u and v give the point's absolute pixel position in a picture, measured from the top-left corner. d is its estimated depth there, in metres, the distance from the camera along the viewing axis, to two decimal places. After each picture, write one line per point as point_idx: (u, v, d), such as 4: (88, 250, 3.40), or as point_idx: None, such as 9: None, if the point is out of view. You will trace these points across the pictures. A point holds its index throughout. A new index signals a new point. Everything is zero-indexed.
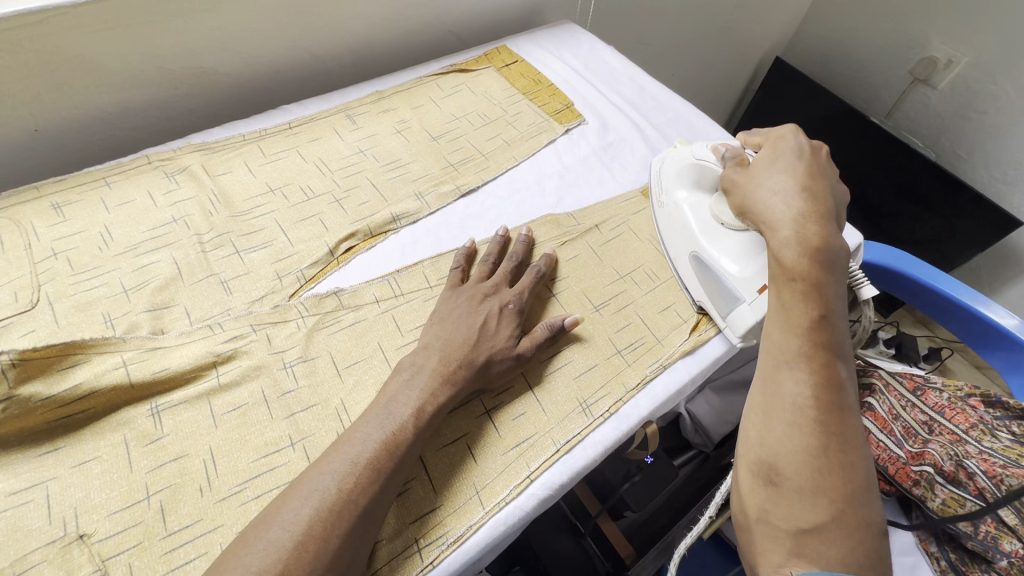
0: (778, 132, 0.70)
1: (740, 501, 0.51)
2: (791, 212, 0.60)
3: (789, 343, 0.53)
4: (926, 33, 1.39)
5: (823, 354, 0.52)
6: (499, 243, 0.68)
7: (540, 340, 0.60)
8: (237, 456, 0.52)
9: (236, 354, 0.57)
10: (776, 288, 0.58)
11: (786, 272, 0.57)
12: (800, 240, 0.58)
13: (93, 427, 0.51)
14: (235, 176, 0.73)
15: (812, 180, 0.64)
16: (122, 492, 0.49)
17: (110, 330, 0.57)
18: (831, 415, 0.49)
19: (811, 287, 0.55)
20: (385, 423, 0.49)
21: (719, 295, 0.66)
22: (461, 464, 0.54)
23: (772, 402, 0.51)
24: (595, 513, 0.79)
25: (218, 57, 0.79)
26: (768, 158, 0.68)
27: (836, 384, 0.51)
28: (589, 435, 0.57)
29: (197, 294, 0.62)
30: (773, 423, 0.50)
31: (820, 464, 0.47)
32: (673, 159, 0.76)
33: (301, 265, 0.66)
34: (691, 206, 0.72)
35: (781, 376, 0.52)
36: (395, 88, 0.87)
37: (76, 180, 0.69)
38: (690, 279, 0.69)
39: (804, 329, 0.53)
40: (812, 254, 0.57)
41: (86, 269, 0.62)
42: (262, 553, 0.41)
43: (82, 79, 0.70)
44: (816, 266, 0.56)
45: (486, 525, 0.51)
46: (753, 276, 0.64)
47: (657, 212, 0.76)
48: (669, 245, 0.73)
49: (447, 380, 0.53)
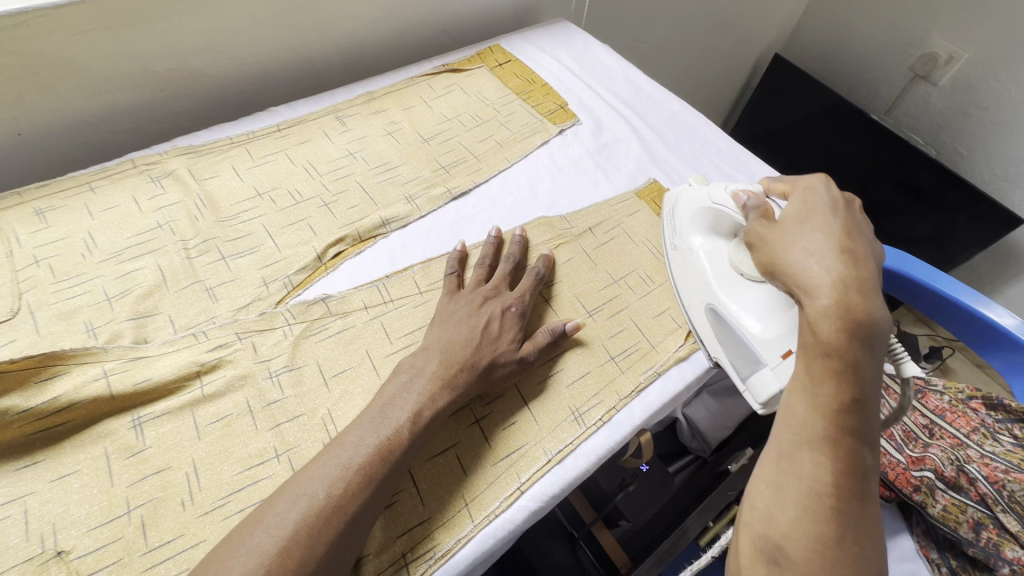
0: (808, 179, 0.54)
1: (737, 565, 0.46)
2: (832, 278, 0.43)
3: (813, 424, 0.42)
4: (927, 28, 1.37)
5: (853, 438, 0.41)
6: (495, 244, 0.67)
7: (543, 344, 0.59)
8: (221, 469, 0.51)
9: (220, 363, 0.56)
10: (804, 360, 0.44)
11: (819, 345, 0.43)
12: (842, 306, 0.42)
13: (73, 440, 0.50)
14: (222, 180, 0.72)
15: (857, 232, 0.47)
16: (102, 507, 0.48)
17: (92, 339, 0.56)
18: (850, 505, 0.41)
19: (853, 360, 0.41)
20: (379, 428, 0.47)
21: (738, 354, 0.59)
22: (449, 476, 0.52)
23: (785, 481, 0.43)
24: (589, 521, 0.77)
25: (205, 59, 0.77)
26: (798, 200, 0.53)
27: (862, 473, 0.42)
28: (581, 444, 0.56)
29: (182, 301, 0.61)
30: (783, 504, 0.43)
31: (832, 556, 0.40)
32: (687, 199, 0.70)
33: (289, 271, 0.64)
34: (706, 253, 0.66)
35: (799, 457, 0.43)
36: (386, 88, 0.86)
37: (59, 185, 0.68)
38: (706, 333, 0.63)
39: (835, 412, 0.42)
40: (858, 328, 0.41)
41: (68, 277, 0.61)
42: (244, 557, 0.39)
43: (64, 81, 0.69)
44: (860, 344, 0.41)
45: (475, 538, 0.50)
46: (776, 337, 0.55)
47: (671, 256, 0.70)
48: (683, 293, 0.67)
49: (447, 384, 0.52)
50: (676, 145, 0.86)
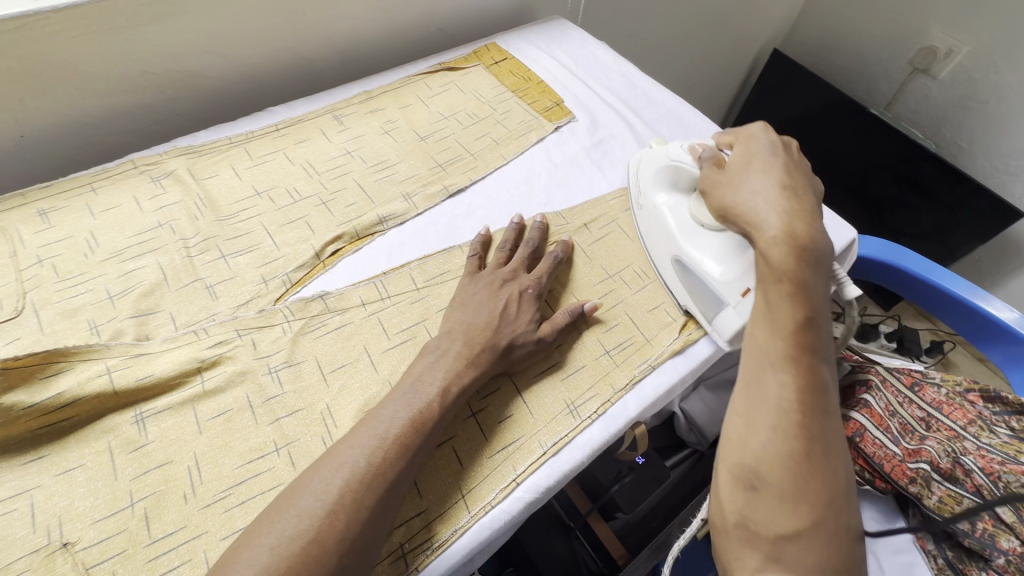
0: (750, 136, 0.68)
1: (717, 505, 0.51)
2: (780, 222, 0.57)
3: (773, 345, 0.52)
4: (926, 22, 1.37)
5: (808, 356, 0.51)
6: (515, 230, 0.69)
7: (561, 324, 0.62)
8: (222, 463, 0.52)
9: (221, 360, 0.57)
10: (762, 290, 0.56)
11: (773, 269, 0.55)
12: (787, 235, 0.56)
13: (78, 435, 0.51)
14: (222, 179, 0.73)
15: (791, 171, 0.63)
16: (106, 499, 0.49)
17: (95, 337, 0.57)
18: (813, 417, 0.48)
19: (797, 288, 0.53)
20: (411, 402, 0.50)
21: (704, 298, 0.65)
22: (447, 468, 0.53)
23: (754, 406, 0.50)
24: (586, 512, 0.79)
25: (204, 60, 0.78)
26: (742, 153, 0.67)
27: (820, 387, 0.50)
28: (576, 437, 0.56)
29: (182, 299, 0.62)
30: (755, 428, 0.49)
31: (803, 469, 0.47)
32: (649, 161, 0.76)
33: (287, 269, 0.65)
34: (670, 208, 0.71)
35: (765, 381, 0.51)
36: (383, 88, 0.87)
37: (61, 186, 0.69)
38: (673, 283, 0.68)
39: (790, 331, 0.52)
40: (798, 255, 0.54)
41: (71, 276, 0.62)
42: (294, 520, 0.41)
43: (66, 84, 0.70)
44: (802, 269, 0.54)
45: (472, 529, 0.50)
46: (736, 278, 0.63)
47: (637, 215, 0.75)
48: (650, 248, 0.72)
49: (471, 362, 0.55)
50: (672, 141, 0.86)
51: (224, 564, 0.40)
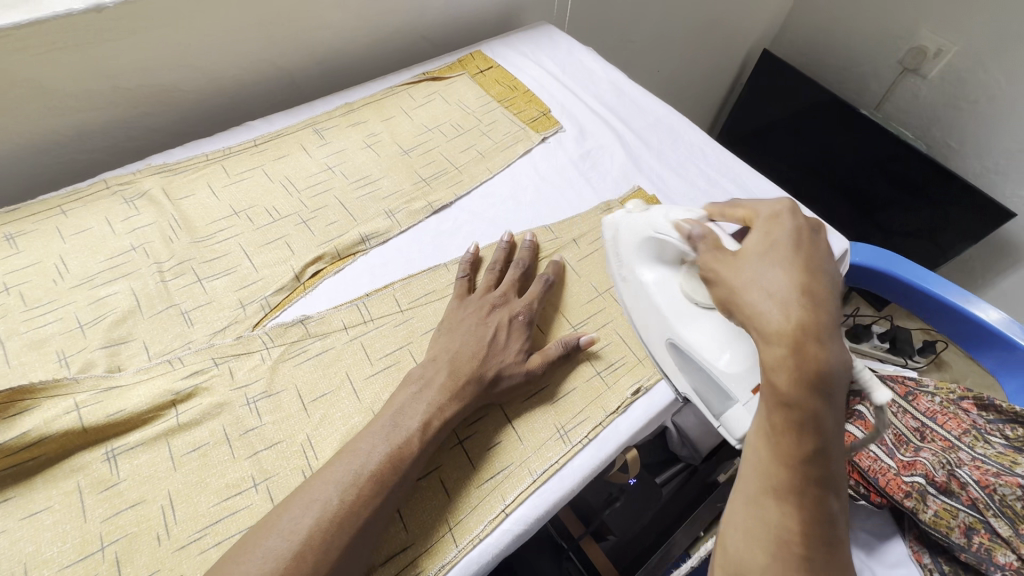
0: (771, 207, 0.50)
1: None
2: (793, 327, 0.40)
3: (775, 474, 0.42)
4: (914, 22, 1.36)
5: (818, 486, 0.41)
6: (504, 249, 0.68)
7: (554, 356, 0.60)
8: (197, 501, 0.50)
9: (196, 391, 0.55)
10: (764, 410, 0.42)
11: (777, 392, 0.40)
12: (800, 347, 0.39)
13: (45, 475, 0.49)
14: (198, 199, 0.70)
15: (818, 270, 0.43)
16: (75, 544, 0.47)
17: (64, 369, 0.55)
18: (818, 548, 0.41)
19: (813, 410, 0.40)
20: (390, 435, 0.49)
21: (711, 392, 0.54)
22: (434, 499, 0.51)
23: (753, 527, 0.43)
24: (579, 536, 0.76)
25: (178, 74, 0.76)
26: (764, 229, 0.48)
27: (826, 518, 0.41)
28: (567, 462, 0.55)
29: (156, 327, 0.59)
30: (753, 553, 0.42)
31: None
32: (624, 227, 0.62)
33: (266, 292, 0.63)
34: (657, 287, 0.59)
35: (765, 505, 0.42)
36: (365, 99, 0.84)
37: (29, 209, 0.66)
38: (672, 370, 0.58)
39: (797, 463, 0.40)
40: (813, 380, 0.39)
41: (38, 304, 0.59)
42: (259, 562, 0.41)
43: (31, 102, 0.67)
44: (817, 395, 0.39)
45: (461, 562, 0.49)
46: (746, 371, 0.50)
47: (621, 288, 0.64)
48: (641, 329, 0.61)
49: (455, 395, 0.53)
50: (661, 151, 0.84)
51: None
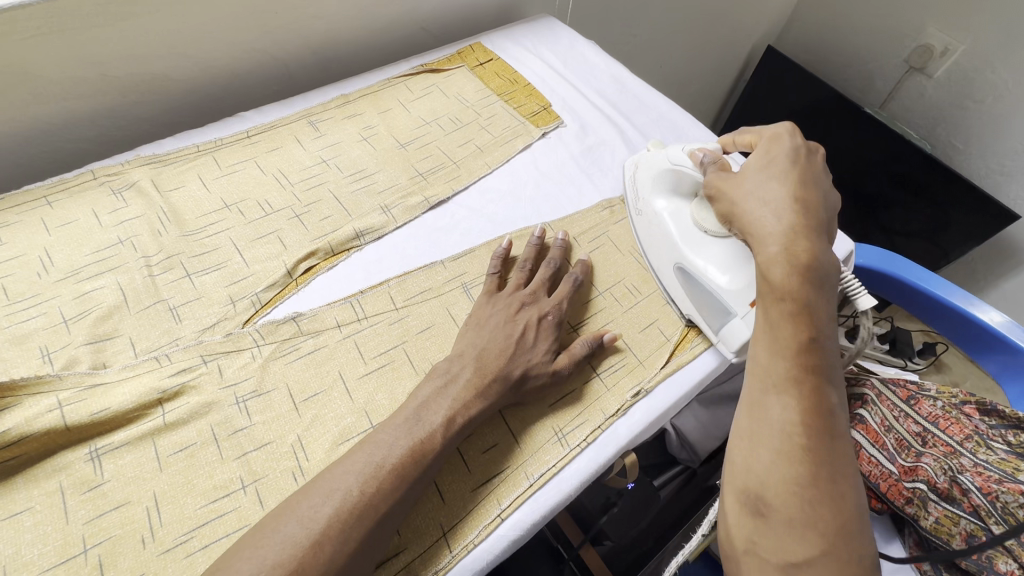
0: (774, 128, 0.61)
1: (722, 531, 0.45)
2: (784, 234, 0.52)
3: (776, 364, 0.48)
4: (922, 20, 1.34)
5: (814, 377, 0.46)
6: (536, 246, 0.66)
7: (579, 357, 0.58)
8: (183, 503, 0.48)
9: (184, 389, 0.54)
10: (763, 309, 0.52)
11: (774, 289, 0.51)
12: (788, 251, 0.51)
13: (26, 475, 0.48)
14: (188, 191, 0.68)
15: (808, 184, 0.56)
16: (56, 546, 0.46)
17: (47, 366, 0.53)
18: (823, 441, 0.44)
19: (803, 303, 0.49)
20: (412, 430, 0.48)
21: (709, 307, 0.63)
22: (426, 505, 0.50)
23: (758, 428, 0.46)
24: (577, 544, 0.75)
25: (169, 62, 0.74)
26: (766, 150, 0.61)
27: (826, 409, 0.45)
28: (565, 466, 0.54)
29: (142, 323, 0.58)
30: (758, 449, 0.45)
31: (813, 495, 0.41)
32: (647, 163, 0.72)
33: (257, 288, 0.61)
34: (671, 215, 0.68)
35: (767, 400, 0.46)
36: (362, 91, 0.82)
37: (13, 200, 0.65)
38: (676, 292, 0.66)
39: (793, 350, 0.47)
40: (802, 273, 0.50)
41: (22, 298, 0.58)
42: (278, 547, 0.40)
43: (15, 89, 0.65)
44: (807, 287, 0.49)
45: (453, 570, 0.48)
46: (745, 286, 0.60)
47: (636, 221, 0.72)
48: (651, 256, 0.69)
49: (481, 393, 0.52)
50: (664, 147, 0.83)
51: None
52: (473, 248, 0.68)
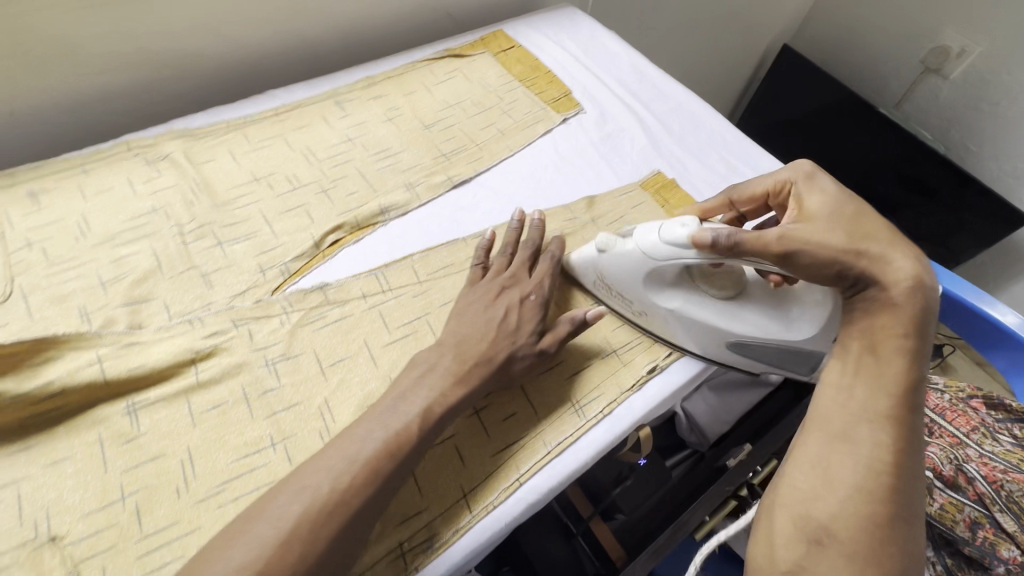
0: (794, 173, 0.60)
1: (765, 546, 0.44)
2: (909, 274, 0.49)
3: (877, 401, 0.46)
4: (938, 21, 1.35)
5: (910, 420, 0.45)
6: (515, 229, 0.64)
7: (563, 336, 0.58)
8: (216, 457, 0.50)
9: (216, 351, 0.56)
10: (871, 341, 0.49)
11: (891, 325, 0.48)
12: (916, 290, 0.48)
13: (67, 425, 0.50)
14: (219, 164, 0.70)
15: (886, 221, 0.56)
16: (96, 492, 0.48)
17: (86, 324, 0.55)
18: (904, 483, 0.43)
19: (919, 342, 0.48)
20: (388, 422, 0.47)
21: (778, 356, 0.63)
22: (448, 467, 0.52)
23: (840, 459, 0.45)
24: (586, 516, 0.74)
25: (203, 40, 0.76)
26: (809, 190, 0.58)
27: (912, 453, 0.44)
28: (581, 436, 0.55)
29: (175, 288, 0.60)
30: (835, 481, 0.44)
31: (882, 536, 0.41)
32: (620, 265, 0.61)
33: (286, 258, 0.63)
34: (690, 309, 0.60)
35: (858, 434, 0.45)
36: (387, 73, 0.84)
37: (52, 167, 0.67)
38: (737, 360, 0.63)
39: (898, 390, 0.46)
40: (921, 314, 0.48)
41: (61, 261, 0.60)
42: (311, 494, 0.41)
43: (57, 61, 0.68)
44: (920, 327, 0.48)
45: (474, 529, 0.49)
46: (814, 323, 0.58)
47: (642, 319, 0.63)
48: (689, 346, 0.62)
49: (460, 380, 0.51)
50: (683, 136, 0.84)
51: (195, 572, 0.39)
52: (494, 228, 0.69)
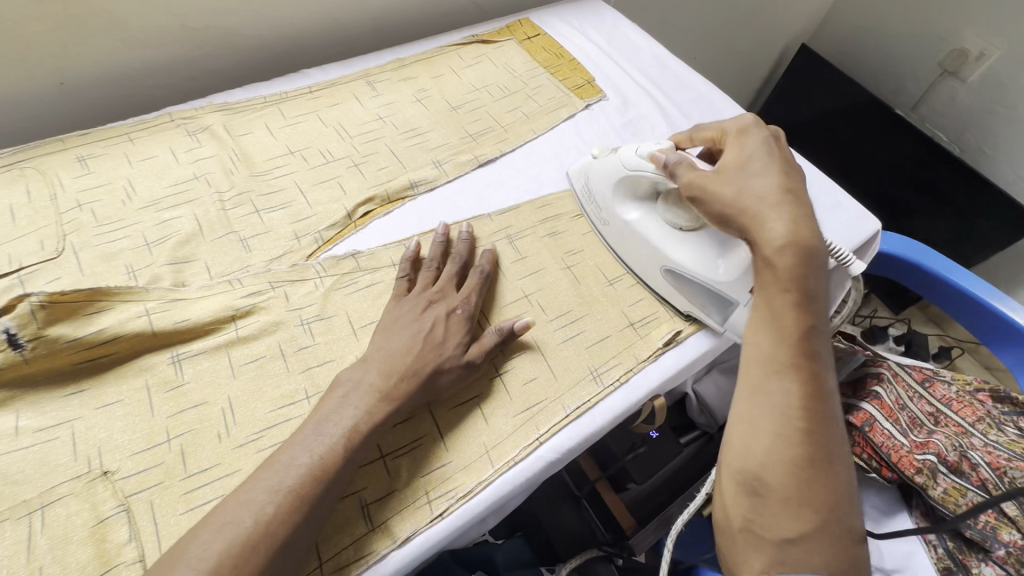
0: (737, 124, 0.60)
1: (721, 504, 0.47)
2: (785, 229, 0.48)
3: (778, 352, 0.47)
4: (958, 24, 1.36)
5: (813, 364, 0.46)
6: (441, 243, 0.63)
7: (491, 346, 0.57)
8: (255, 407, 0.53)
9: (254, 309, 0.59)
10: (764, 296, 0.49)
11: (776, 278, 0.48)
12: (794, 239, 0.48)
13: (116, 372, 0.53)
14: (256, 137, 0.73)
15: (790, 169, 0.54)
16: (143, 434, 0.51)
17: (132, 281, 0.58)
18: (818, 424, 0.45)
19: (804, 285, 0.47)
20: (312, 446, 0.45)
21: (707, 301, 0.64)
22: (471, 424, 0.55)
23: (758, 413, 0.46)
24: (595, 480, 0.80)
25: (243, 18, 0.79)
26: (734, 146, 0.58)
27: (823, 393, 0.46)
28: (599, 402, 0.58)
29: (215, 250, 0.63)
30: (759, 434, 0.45)
31: (808, 478, 0.43)
32: (601, 172, 0.69)
33: (320, 227, 0.66)
34: (640, 223, 0.66)
35: (769, 387, 0.46)
36: (416, 56, 0.87)
37: (99, 135, 0.70)
38: (669, 293, 0.66)
39: (796, 337, 0.47)
40: (805, 258, 0.48)
41: (109, 222, 0.63)
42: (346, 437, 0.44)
43: (106, 34, 0.71)
44: (806, 271, 0.48)
45: (496, 482, 0.52)
46: (738, 273, 0.59)
47: (604, 231, 0.70)
48: (631, 262, 0.68)
49: (387, 397, 0.50)
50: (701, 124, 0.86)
51: (203, 524, 0.41)
52: (518, 205, 0.72)
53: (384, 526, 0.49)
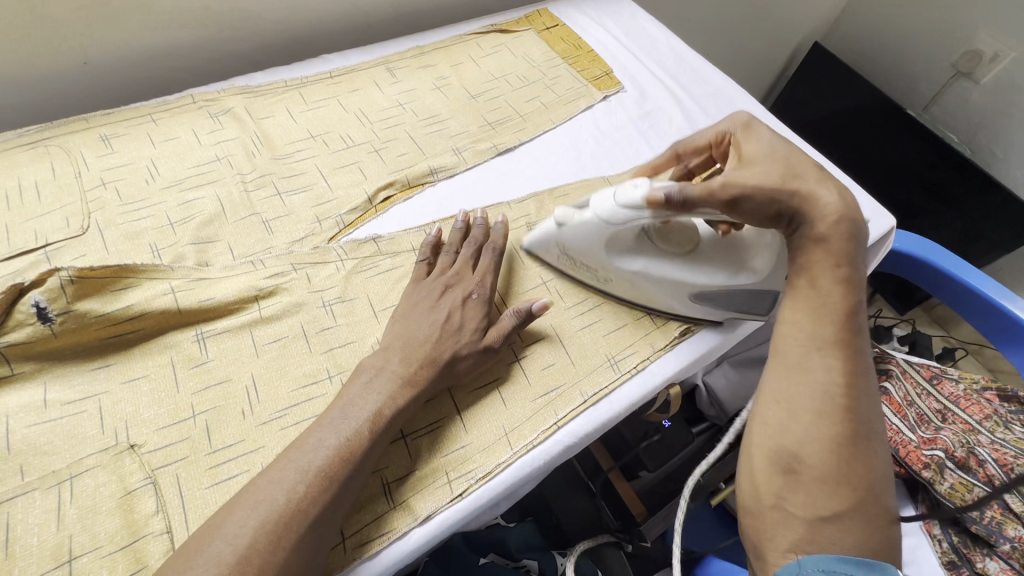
0: (737, 122, 0.61)
1: (750, 484, 0.48)
2: (838, 207, 0.52)
3: (822, 329, 0.50)
4: (973, 25, 1.35)
5: (853, 344, 0.49)
6: (459, 228, 0.63)
7: (508, 329, 0.57)
8: (278, 386, 0.54)
9: (277, 290, 0.59)
10: (812, 274, 0.52)
11: (827, 255, 0.52)
12: (842, 218, 0.52)
13: (141, 348, 0.54)
14: (277, 120, 0.74)
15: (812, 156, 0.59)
16: (169, 410, 0.52)
17: (157, 259, 0.59)
18: (857, 403, 0.47)
19: (850, 272, 0.51)
20: (339, 429, 0.46)
21: (742, 303, 0.63)
22: (490, 407, 0.55)
23: (799, 391, 0.48)
24: (607, 468, 0.83)
25: (265, 2, 0.79)
26: (748, 139, 0.59)
27: (861, 373, 0.49)
28: (615, 389, 0.59)
29: (238, 231, 0.63)
30: (799, 412, 0.47)
31: (847, 455, 0.45)
32: (579, 233, 0.62)
33: (341, 211, 0.67)
34: (649, 268, 0.61)
35: (813, 365, 0.48)
36: (436, 44, 0.87)
37: (122, 114, 0.71)
38: (704, 312, 0.64)
39: (840, 315, 0.50)
40: (852, 239, 0.52)
41: (133, 201, 0.63)
42: None
43: (130, 14, 0.71)
44: (851, 250, 0.52)
45: (514, 464, 0.53)
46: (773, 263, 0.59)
47: (609, 284, 0.64)
48: (655, 304, 0.64)
49: (408, 382, 0.50)
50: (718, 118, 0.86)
51: (236, 501, 0.42)
52: (536, 193, 0.72)
53: (405, 504, 0.49)
